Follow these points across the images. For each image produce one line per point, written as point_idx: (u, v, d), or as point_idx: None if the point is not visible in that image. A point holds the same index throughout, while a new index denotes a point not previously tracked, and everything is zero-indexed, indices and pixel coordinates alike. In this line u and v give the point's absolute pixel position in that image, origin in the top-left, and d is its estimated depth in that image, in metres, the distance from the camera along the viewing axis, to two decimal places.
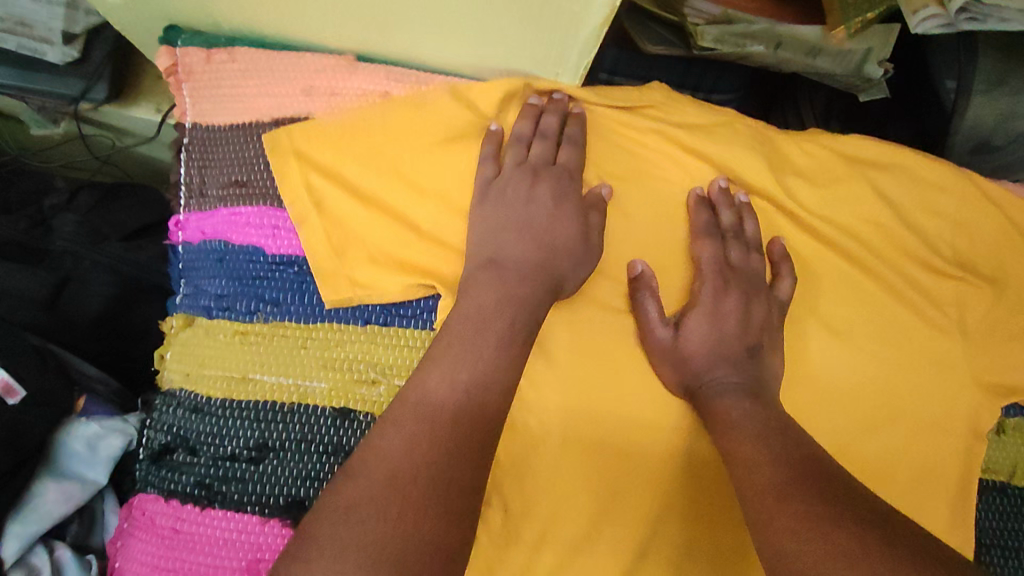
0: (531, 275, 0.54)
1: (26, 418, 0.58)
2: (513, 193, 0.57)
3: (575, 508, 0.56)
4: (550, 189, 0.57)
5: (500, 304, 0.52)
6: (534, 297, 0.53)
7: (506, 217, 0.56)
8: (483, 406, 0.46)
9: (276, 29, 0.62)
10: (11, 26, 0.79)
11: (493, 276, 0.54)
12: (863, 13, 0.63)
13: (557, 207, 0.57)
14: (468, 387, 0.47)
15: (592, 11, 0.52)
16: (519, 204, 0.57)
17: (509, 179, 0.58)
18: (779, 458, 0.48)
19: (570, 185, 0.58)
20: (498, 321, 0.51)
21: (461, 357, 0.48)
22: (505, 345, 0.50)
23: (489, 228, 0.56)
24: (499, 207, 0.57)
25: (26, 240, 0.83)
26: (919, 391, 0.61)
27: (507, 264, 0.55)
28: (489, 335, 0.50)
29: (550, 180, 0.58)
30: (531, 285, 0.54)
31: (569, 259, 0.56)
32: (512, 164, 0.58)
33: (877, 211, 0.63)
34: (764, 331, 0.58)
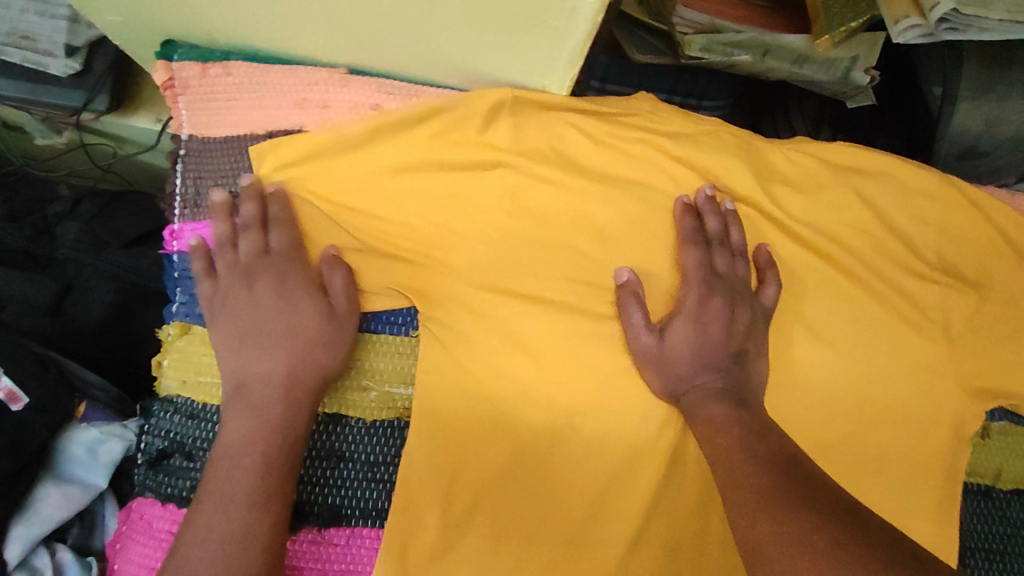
0: (278, 388, 0.56)
1: (28, 424, 0.60)
2: (249, 301, 0.58)
3: (560, 513, 0.57)
4: (268, 294, 0.59)
5: (246, 428, 0.54)
6: (266, 413, 0.55)
7: (234, 332, 0.58)
8: (253, 539, 0.51)
9: (270, 44, 0.63)
10: (16, 41, 0.82)
11: (239, 400, 0.56)
12: (846, 22, 0.65)
13: (273, 309, 0.58)
14: (230, 531, 0.50)
15: (574, 25, 0.53)
16: (246, 310, 0.58)
17: (235, 279, 0.59)
18: (761, 464, 0.49)
19: (291, 278, 0.59)
20: (250, 452, 0.53)
21: (220, 494, 0.52)
22: (263, 466, 0.53)
23: (233, 343, 0.58)
24: (229, 317, 0.59)
25: (32, 246, 0.87)
26: (903, 396, 0.61)
27: (252, 383, 0.56)
28: (235, 469, 0.53)
29: (264, 286, 0.59)
30: (258, 407, 0.55)
31: (292, 368, 0.57)
32: (227, 265, 0.60)
33: (861, 218, 0.64)
34: (749, 337, 0.59)
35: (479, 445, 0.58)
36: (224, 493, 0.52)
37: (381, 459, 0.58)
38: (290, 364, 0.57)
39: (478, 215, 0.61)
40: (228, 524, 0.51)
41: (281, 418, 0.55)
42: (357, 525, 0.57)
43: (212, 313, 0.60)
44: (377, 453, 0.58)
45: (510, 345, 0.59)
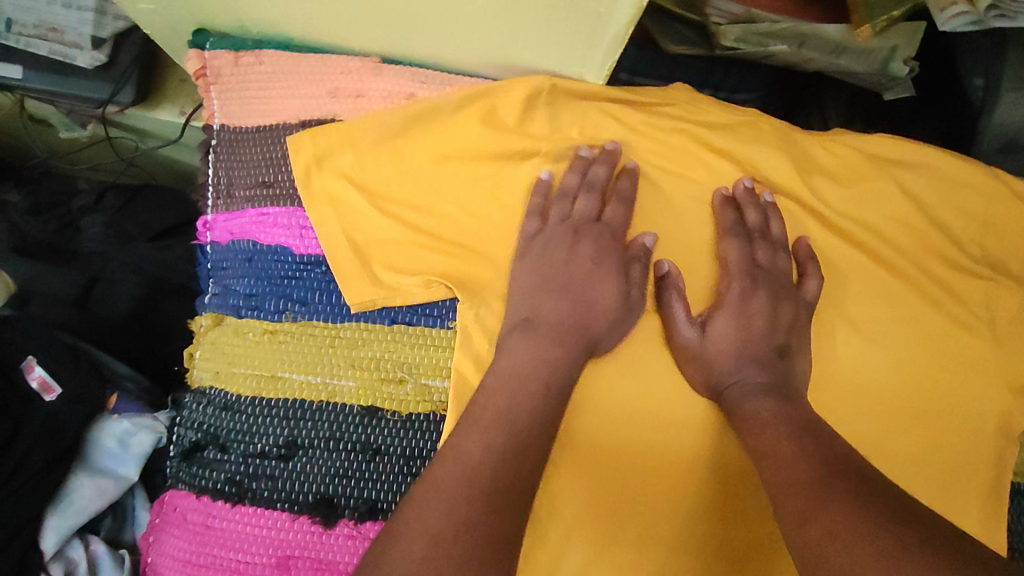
0: (570, 328, 0.54)
1: (62, 415, 0.59)
2: (555, 250, 0.57)
3: (600, 508, 0.56)
4: (570, 250, 0.57)
5: (536, 358, 0.52)
6: (565, 353, 0.53)
7: (539, 281, 0.56)
8: (519, 455, 0.46)
9: (303, 32, 0.62)
10: (44, 32, 0.82)
11: (526, 334, 0.53)
12: (889, 11, 0.63)
13: (591, 269, 0.56)
14: (495, 439, 0.46)
15: (618, 10, 0.52)
16: (562, 260, 0.57)
17: (550, 235, 0.58)
18: (811, 458, 0.48)
19: (613, 244, 0.57)
20: (531, 380, 0.50)
21: (504, 411, 0.48)
22: (548, 398, 0.50)
23: (528, 285, 0.56)
24: (542, 265, 0.57)
25: (58, 240, 0.88)
26: (947, 391, 0.60)
27: (544, 321, 0.54)
28: (530, 395, 0.49)
29: (589, 244, 0.57)
30: (563, 345, 0.53)
31: (581, 316, 0.55)
32: (555, 220, 0.59)
33: (904, 211, 0.62)
34: (792, 330, 0.57)
35: None
36: (490, 412, 0.48)
37: (417, 453, 0.57)
38: (580, 311, 0.55)
39: (513, 206, 0.60)
40: (483, 441, 0.45)
41: (568, 358, 0.53)
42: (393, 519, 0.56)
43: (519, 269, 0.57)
44: (412, 446, 0.57)
45: None
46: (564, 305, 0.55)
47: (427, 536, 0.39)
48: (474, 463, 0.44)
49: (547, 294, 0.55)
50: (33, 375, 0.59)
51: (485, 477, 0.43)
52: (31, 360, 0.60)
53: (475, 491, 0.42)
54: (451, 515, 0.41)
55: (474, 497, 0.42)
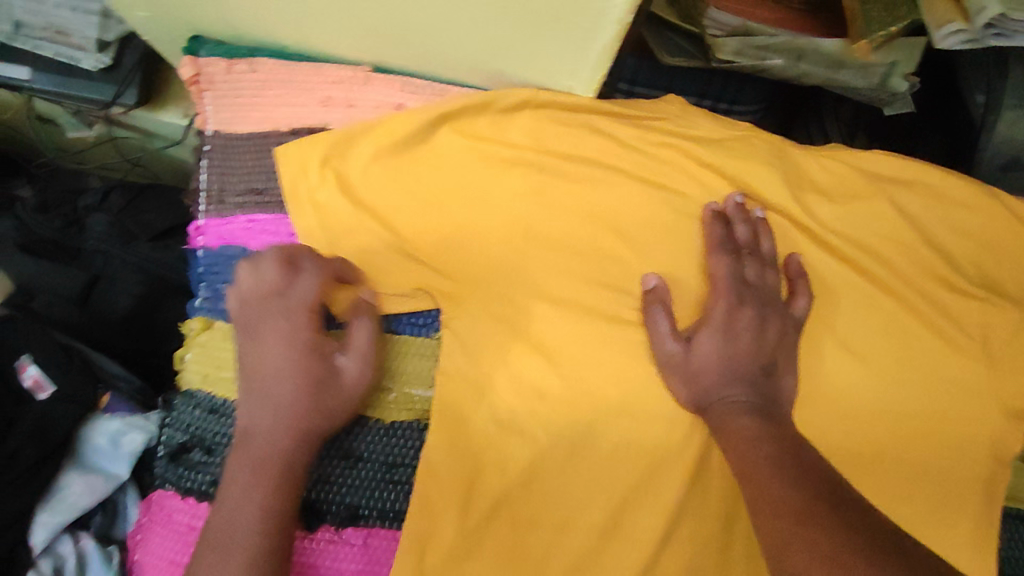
0: (278, 437, 0.52)
1: (54, 415, 0.61)
2: (252, 349, 0.55)
3: (580, 521, 0.56)
4: (281, 342, 0.54)
5: (253, 480, 0.51)
6: (273, 457, 0.52)
7: (245, 389, 0.54)
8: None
9: (296, 40, 0.63)
10: (51, 35, 0.84)
11: (239, 460, 0.52)
12: (886, 26, 0.64)
13: (288, 364, 0.54)
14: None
15: (602, 27, 0.52)
16: (266, 361, 0.54)
17: (269, 314, 0.55)
18: (793, 481, 0.47)
19: (292, 324, 0.55)
20: (248, 506, 0.50)
21: (226, 562, 0.49)
22: (269, 498, 0.51)
23: (261, 331, 0.55)
24: (248, 371, 0.54)
25: (62, 238, 0.89)
26: (938, 414, 0.59)
27: (252, 433, 0.53)
28: (239, 526, 0.50)
29: (277, 334, 0.54)
30: (264, 451, 0.52)
31: (293, 424, 0.53)
32: (242, 297, 0.56)
33: (898, 229, 0.62)
34: (779, 349, 0.57)
35: (498, 448, 0.57)
36: (212, 561, 0.49)
37: (399, 461, 0.58)
38: (292, 421, 0.53)
39: (502, 216, 0.60)
40: (230, 558, 0.49)
41: (284, 465, 0.52)
42: (374, 525, 0.57)
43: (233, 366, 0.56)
44: (393, 454, 0.58)
45: (531, 349, 0.58)
46: (279, 348, 0.54)
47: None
48: (230, 554, 0.49)
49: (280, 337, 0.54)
50: (27, 375, 0.61)
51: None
52: (26, 360, 0.62)
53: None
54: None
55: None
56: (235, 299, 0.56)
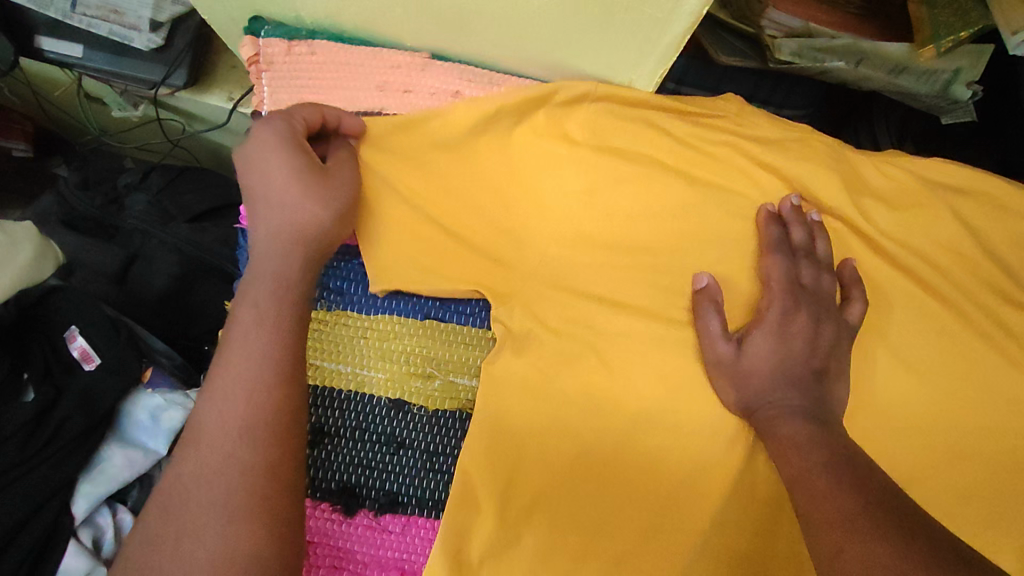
0: (281, 246, 0.52)
1: (97, 386, 0.61)
2: (253, 175, 0.53)
3: (621, 518, 0.55)
4: (262, 147, 0.52)
5: (258, 292, 0.51)
6: (274, 266, 0.52)
7: (248, 210, 0.54)
8: (265, 406, 0.48)
9: (356, 24, 0.63)
10: (105, 14, 0.84)
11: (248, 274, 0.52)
12: (955, 32, 0.61)
13: (284, 181, 0.52)
14: (242, 406, 0.47)
15: (676, 17, 0.51)
16: (264, 180, 0.52)
17: (270, 138, 0.52)
18: (856, 488, 0.45)
19: (290, 149, 0.52)
20: (255, 317, 0.50)
21: (242, 361, 0.49)
22: (273, 315, 0.51)
23: (243, 155, 0.53)
24: (250, 193, 0.53)
25: (102, 216, 0.89)
26: (996, 429, 0.57)
27: (253, 253, 0.53)
28: (244, 342, 0.49)
29: (261, 142, 0.52)
30: (268, 266, 0.52)
31: (289, 236, 0.52)
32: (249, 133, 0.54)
33: (956, 238, 0.60)
34: (832, 355, 0.56)
35: (541, 441, 0.56)
36: (223, 367, 0.49)
37: (441, 450, 0.58)
38: (295, 234, 0.52)
39: (553, 208, 0.60)
40: (229, 378, 0.48)
41: (281, 274, 0.52)
42: (412, 513, 0.57)
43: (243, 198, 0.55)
44: (436, 443, 0.58)
45: (577, 342, 0.57)
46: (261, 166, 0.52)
47: (186, 517, 0.45)
48: (227, 373, 0.48)
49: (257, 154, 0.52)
50: (74, 345, 0.63)
51: (246, 464, 0.46)
52: (74, 331, 0.63)
53: (228, 464, 0.46)
54: (206, 492, 0.45)
55: (222, 469, 0.46)
56: (247, 136, 0.54)
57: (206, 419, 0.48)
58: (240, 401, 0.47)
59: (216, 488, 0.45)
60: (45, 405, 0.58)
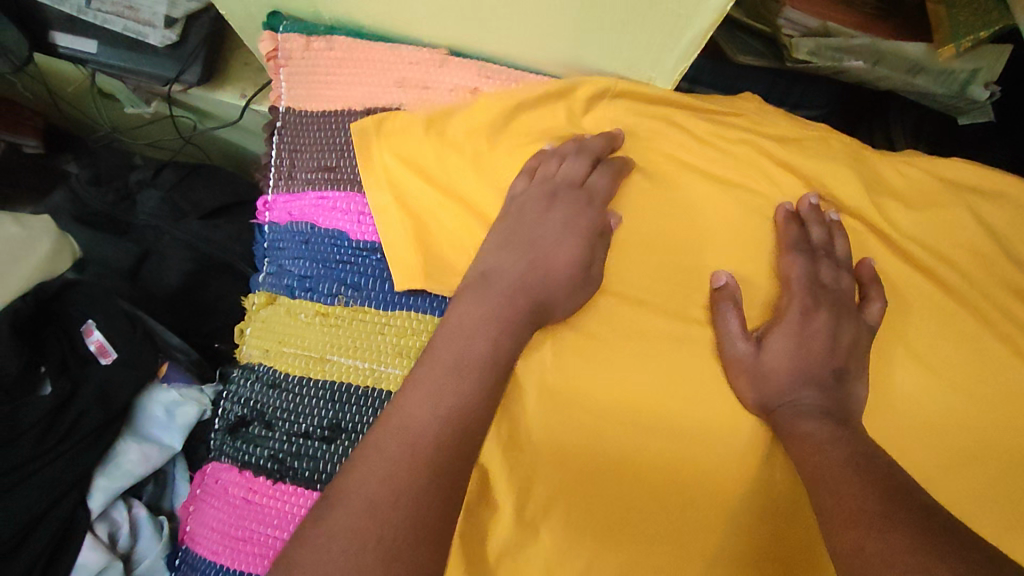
0: (520, 286, 0.54)
1: (114, 380, 0.61)
2: (523, 215, 0.57)
3: (639, 517, 0.55)
4: (568, 216, 0.57)
5: (487, 308, 0.52)
6: (510, 302, 0.53)
7: (510, 241, 0.56)
8: (463, 436, 0.45)
9: (375, 21, 0.63)
10: (120, 10, 0.84)
11: (476, 290, 0.54)
12: (976, 33, 0.60)
13: (565, 238, 0.56)
14: (449, 408, 0.46)
15: (698, 14, 0.51)
16: (529, 224, 0.57)
17: (527, 197, 0.58)
18: (877, 485, 0.45)
19: (587, 212, 0.57)
20: (482, 330, 0.51)
21: (456, 375, 0.47)
22: (500, 343, 0.51)
23: (563, 220, 0.57)
24: (517, 232, 0.57)
25: (114, 212, 0.90)
26: (1014, 430, 0.57)
27: (497, 277, 0.54)
28: (469, 352, 0.49)
29: (566, 206, 0.57)
30: (499, 298, 0.53)
31: (532, 276, 0.55)
32: (539, 179, 0.58)
33: (975, 238, 0.60)
34: (852, 355, 0.56)
35: (559, 438, 0.56)
36: (448, 368, 0.47)
37: None
38: (529, 266, 0.55)
39: None
40: (440, 384, 0.47)
41: (511, 313, 0.53)
42: None
43: (494, 228, 0.57)
44: None
45: (594, 339, 0.57)
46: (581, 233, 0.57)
47: (361, 510, 0.40)
48: (451, 379, 0.47)
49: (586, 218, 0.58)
50: (91, 340, 0.62)
51: (439, 465, 0.43)
52: (90, 325, 0.63)
53: (428, 461, 0.42)
54: (392, 487, 0.41)
55: (419, 465, 0.42)
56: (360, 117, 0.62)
57: (411, 407, 0.45)
58: (446, 405, 0.45)
59: (398, 486, 0.41)
60: (63, 398, 0.58)
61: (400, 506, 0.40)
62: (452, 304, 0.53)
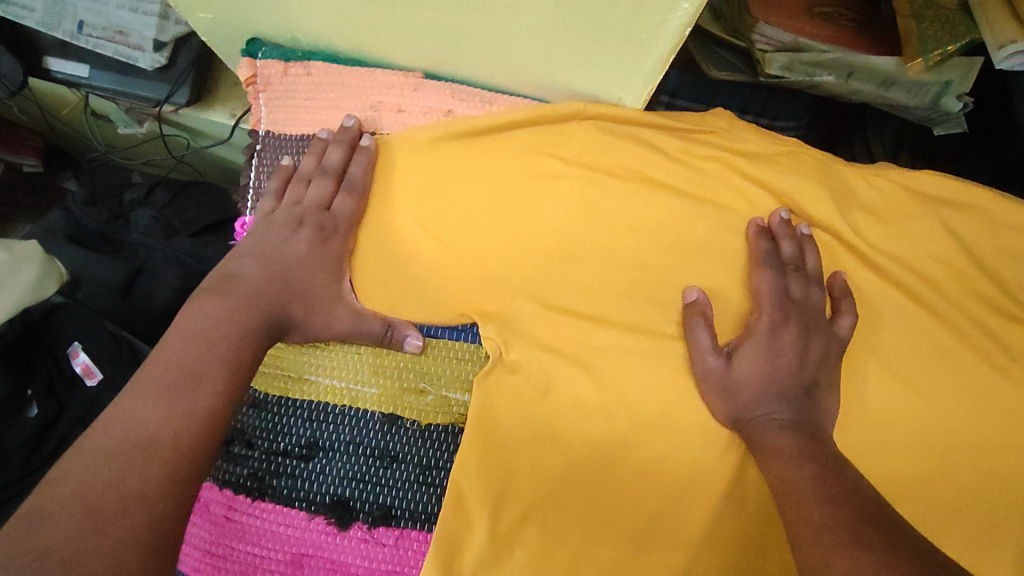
0: (260, 290, 0.54)
1: (100, 400, 0.64)
2: (273, 233, 0.59)
3: (612, 529, 0.56)
4: (313, 220, 0.59)
5: (227, 309, 0.52)
6: (249, 299, 0.53)
7: (258, 255, 0.57)
8: (188, 429, 0.45)
9: (351, 46, 0.64)
10: (111, 35, 0.86)
11: (219, 295, 0.53)
12: (944, 45, 0.62)
13: (310, 254, 0.58)
14: (186, 408, 0.45)
15: (659, 39, 0.52)
16: (276, 242, 0.58)
17: (276, 218, 0.60)
18: (840, 502, 0.46)
19: (336, 234, 0.60)
20: (222, 333, 0.50)
21: (176, 368, 0.47)
22: (234, 335, 0.50)
23: (311, 226, 0.59)
24: (259, 245, 0.58)
25: (108, 230, 0.92)
26: (990, 443, 0.57)
27: (240, 279, 0.55)
28: (206, 352, 0.49)
29: (320, 211, 0.60)
30: (242, 296, 0.53)
31: (277, 280, 0.55)
32: (288, 202, 0.61)
33: (948, 250, 0.60)
34: (821, 368, 0.56)
35: (532, 453, 0.56)
36: (180, 376, 0.47)
37: (433, 463, 0.58)
38: (275, 272, 0.56)
39: (542, 225, 0.61)
40: (159, 382, 0.46)
41: (252, 309, 0.52)
42: (405, 526, 0.57)
43: (242, 243, 0.59)
44: (429, 456, 0.58)
45: (567, 356, 0.58)
46: (330, 234, 0.59)
47: (82, 512, 0.39)
48: (174, 375, 0.46)
49: (331, 219, 0.60)
50: (78, 361, 0.64)
51: (186, 463, 0.43)
52: (77, 348, 0.65)
53: (164, 457, 0.43)
54: (122, 491, 0.40)
55: (153, 466, 0.42)
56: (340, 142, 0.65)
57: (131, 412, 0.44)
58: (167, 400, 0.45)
59: (131, 493, 0.40)
60: (48, 418, 0.60)
61: (122, 513, 0.40)
62: (188, 308, 0.52)
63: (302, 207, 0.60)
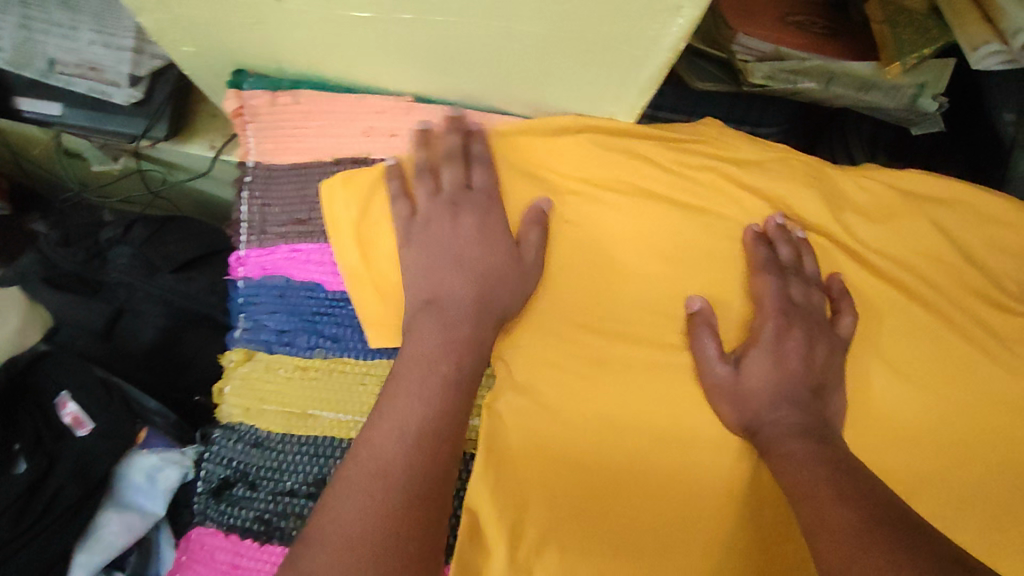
0: (472, 307, 0.54)
1: (95, 450, 0.60)
2: (436, 233, 0.56)
3: (632, 547, 0.54)
4: (474, 212, 0.57)
5: (446, 330, 0.53)
6: (467, 316, 0.54)
7: (425, 264, 0.56)
8: (421, 454, 0.47)
9: (338, 72, 0.64)
10: (84, 71, 0.83)
11: (434, 314, 0.54)
12: (920, 50, 0.65)
13: (494, 242, 0.56)
14: (417, 433, 0.48)
15: (654, 55, 0.53)
16: (442, 239, 0.56)
17: (424, 217, 0.57)
18: (857, 501, 0.44)
19: (491, 209, 0.58)
20: (441, 354, 0.52)
21: (406, 394, 0.49)
22: (458, 350, 0.52)
23: (469, 213, 0.57)
24: (429, 248, 0.56)
25: (84, 270, 0.89)
26: (993, 432, 0.58)
27: (447, 298, 0.55)
28: (431, 374, 0.51)
29: (487, 198, 0.58)
30: (451, 315, 0.54)
31: (483, 290, 0.55)
32: (426, 196, 0.58)
33: (938, 246, 0.62)
34: (827, 371, 0.57)
35: (546, 474, 0.55)
36: (410, 402, 0.49)
37: None
38: (475, 278, 0.55)
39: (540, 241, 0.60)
40: (392, 414, 0.48)
41: (468, 327, 0.54)
42: None
43: (401, 254, 0.58)
44: None
45: (575, 373, 0.58)
46: (497, 225, 0.57)
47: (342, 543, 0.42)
48: (405, 402, 0.49)
49: (487, 204, 0.58)
50: (67, 411, 0.61)
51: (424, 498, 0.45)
52: (65, 397, 0.62)
53: (400, 487, 0.45)
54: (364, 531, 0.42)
55: (392, 492, 0.44)
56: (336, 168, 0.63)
57: (374, 441, 0.47)
58: (399, 433, 0.47)
59: (374, 534, 0.42)
60: (38, 474, 0.57)
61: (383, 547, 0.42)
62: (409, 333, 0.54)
63: (454, 203, 0.57)
